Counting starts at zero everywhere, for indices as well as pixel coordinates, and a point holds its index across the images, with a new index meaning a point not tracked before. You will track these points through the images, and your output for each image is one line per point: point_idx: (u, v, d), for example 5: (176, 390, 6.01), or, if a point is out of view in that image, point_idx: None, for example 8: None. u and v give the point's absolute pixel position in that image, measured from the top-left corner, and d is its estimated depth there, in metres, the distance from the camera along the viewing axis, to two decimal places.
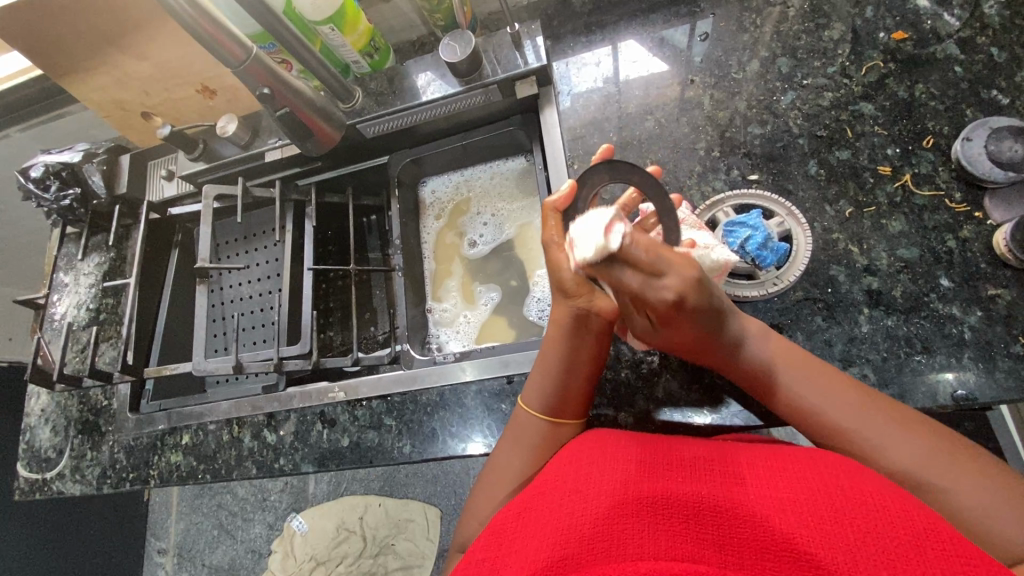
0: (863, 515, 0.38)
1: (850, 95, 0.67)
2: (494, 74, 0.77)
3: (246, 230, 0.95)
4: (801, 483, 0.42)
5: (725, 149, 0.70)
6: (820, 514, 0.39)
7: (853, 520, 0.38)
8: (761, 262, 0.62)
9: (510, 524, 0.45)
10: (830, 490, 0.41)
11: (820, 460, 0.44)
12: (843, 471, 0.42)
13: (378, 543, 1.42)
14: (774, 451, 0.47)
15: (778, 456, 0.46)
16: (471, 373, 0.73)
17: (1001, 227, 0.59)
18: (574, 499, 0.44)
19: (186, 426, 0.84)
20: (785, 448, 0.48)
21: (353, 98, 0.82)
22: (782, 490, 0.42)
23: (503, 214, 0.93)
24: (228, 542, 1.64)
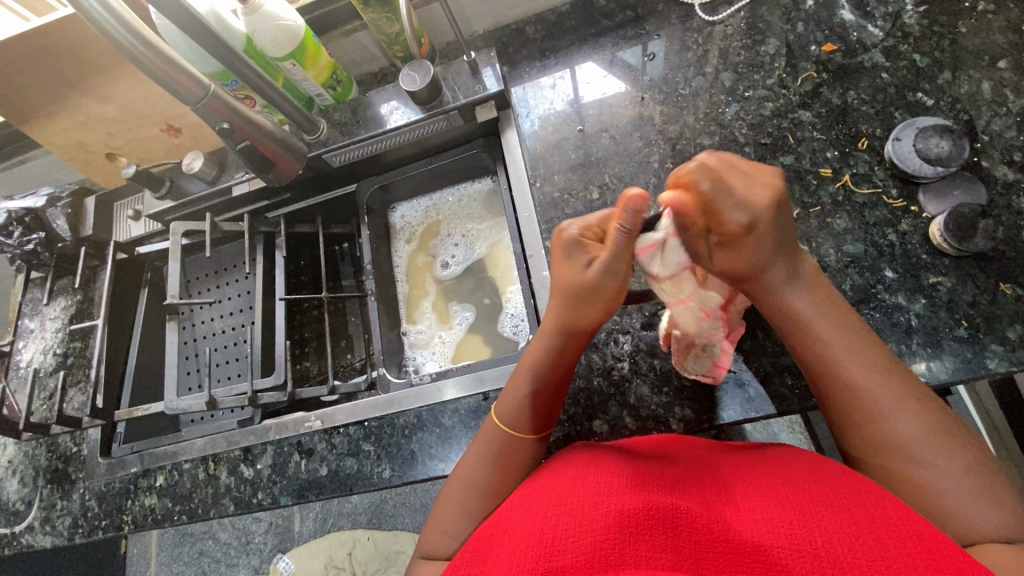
0: (826, 517, 0.40)
1: (789, 104, 0.71)
2: (455, 100, 0.80)
3: (216, 264, 0.95)
4: (773, 491, 0.44)
5: (677, 161, 0.74)
6: (788, 519, 0.41)
7: (818, 523, 0.40)
8: None
9: (494, 550, 0.45)
10: (802, 497, 0.43)
11: (791, 472, 0.46)
12: (809, 479, 0.45)
13: None
14: (752, 465, 0.49)
15: (754, 470, 0.48)
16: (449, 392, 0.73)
17: (935, 219, 0.62)
18: (557, 514, 0.45)
19: (161, 466, 0.82)
20: (756, 459, 0.50)
21: (317, 129, 0.84)
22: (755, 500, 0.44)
23: (473, 235, 0.95)
24: None
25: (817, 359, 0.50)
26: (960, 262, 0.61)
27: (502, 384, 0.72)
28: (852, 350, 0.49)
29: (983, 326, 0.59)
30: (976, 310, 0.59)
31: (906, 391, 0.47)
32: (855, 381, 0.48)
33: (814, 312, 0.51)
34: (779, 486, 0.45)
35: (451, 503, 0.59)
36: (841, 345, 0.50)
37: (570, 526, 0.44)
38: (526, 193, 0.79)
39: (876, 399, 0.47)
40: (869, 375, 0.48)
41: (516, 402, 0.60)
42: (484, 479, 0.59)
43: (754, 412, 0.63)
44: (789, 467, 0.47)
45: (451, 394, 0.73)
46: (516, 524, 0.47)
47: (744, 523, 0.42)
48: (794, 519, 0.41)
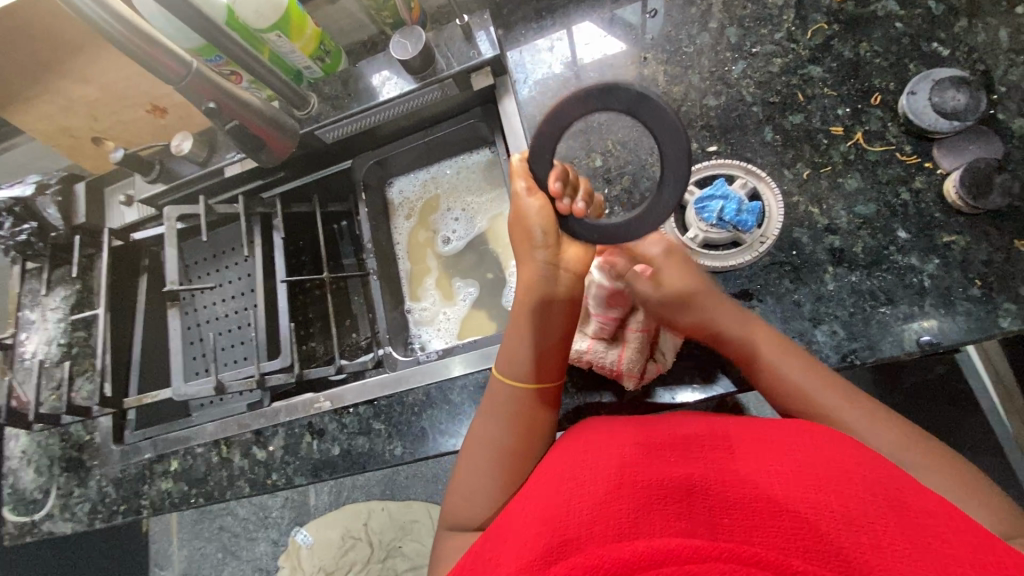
0: (842, 487, 0.41)
1: (798, 60, 0.68)
2: (449, 67, 0.77)
3: (214, 247, 0.94)
4: (785, 457, 0.45)
5: (683, 124, 0.71)
6: (803, 484, 0.41)
7: (834, 490, 0.40)
8: (744, 226, 0.62)
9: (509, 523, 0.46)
10: (820, 467, 0.43)
11: (803, 439, 0.47)
12: (818, 449, 0.46)
13: (386, 547, 1.42)
14: (763, 430, 0.50)
15: (767, 436, 0.48)
16: (455, 368, 0.73)
17: (950, 175, 0.60)
18: (572, 488, 0.45)
19: (174, 451, 0.83)
20: (765, 427, 0.50)
21: (308, 105, 0.82)
22: (771, 465, 0.44)
23: (473, 208, 0.93)
24: (233, 562, 1.63)
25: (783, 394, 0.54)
26: (974, 220, 0.60)
27: None
28: (802, 369, 0.54)
29: (997, 284, 0.58)
30: (991, 268, 0.58)
31: (860, 407, 0.51)
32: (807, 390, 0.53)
33: (763, 342, 0.56)
34: (795, 452, 0.45)
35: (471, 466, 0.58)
36: (812, 371, 0.54)
37: (586, 497, 0.44)
38: None
39: (845, 423, 0.51)
40: (830, 402, 0.52)
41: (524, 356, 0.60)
42: (513, 440, 0.58)
43: None
44: (810, 434, 0.48)
45: (458, 370, 0.73)
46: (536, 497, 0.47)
47: (760, 485, 0.42)
48: (811, 488, 0.41)
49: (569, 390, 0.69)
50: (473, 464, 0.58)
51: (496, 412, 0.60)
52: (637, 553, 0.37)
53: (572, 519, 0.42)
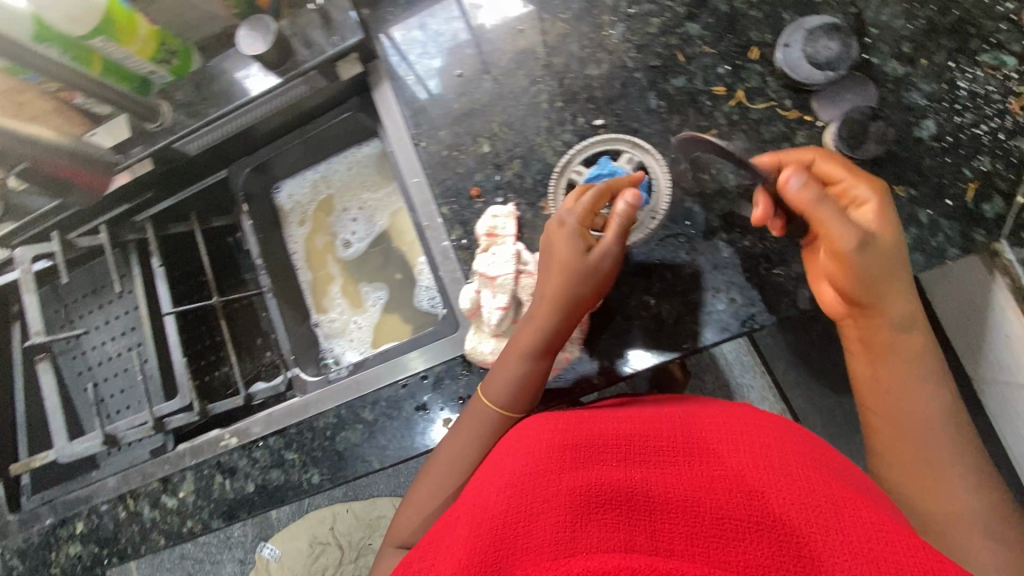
0: (784, 486, 0.41)
1: (675, 18, 0.65)
2: (309, 58, 0.69)
3: (93, 282, 0.85)
4: (729, 456, 0.46)
5: (566, 97, 0.67)
6: (743, 487, 0.42)
7: (776, 492, 0.41)
8: None
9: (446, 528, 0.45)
10: (762, 465, 0.44)
11: (754, 431, 0.48)
12: (762, 442, 0.46)
13: (356, 547, 1.39)
14: (711, 420, 0.50)
15: (716, 428, 0.49)
16: (415, 362, 0.69)
17: (829, 127, 0.59)
18: (511, 492, 0.44)
19: (78, 512, 0.76)
20: (718, 419, 0.51)
21: (160, 116, 0.73)
22: (715, 467, 0.45)
23: (371, 206, 0.88)
24: None
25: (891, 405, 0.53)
26: (856, 170, 0.59)
27: (446, 355, 0.68)
28: (920, 391, 0.52)
29: None
30: None
31: (957, 448, 0.51)
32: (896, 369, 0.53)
33: (907, 345, 0.52)
34: (743, 451, 0.46)
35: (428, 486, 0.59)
36: (939, 401, 0.52)
37: (526, 504, 0.43)
38: (412, 157, 0.71)
39: (951, 471, 0.50)
40: (952, 444, 0.51)
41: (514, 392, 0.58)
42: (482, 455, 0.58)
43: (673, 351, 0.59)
44: (760, 431, 0.48)
45: (417, 363, 0.69)
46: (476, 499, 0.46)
47: (700, 491, 0.42)
48: (752, 491, 0.42)
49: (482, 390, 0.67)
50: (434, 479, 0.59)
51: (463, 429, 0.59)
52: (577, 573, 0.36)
53: (501, 526, 0.42)
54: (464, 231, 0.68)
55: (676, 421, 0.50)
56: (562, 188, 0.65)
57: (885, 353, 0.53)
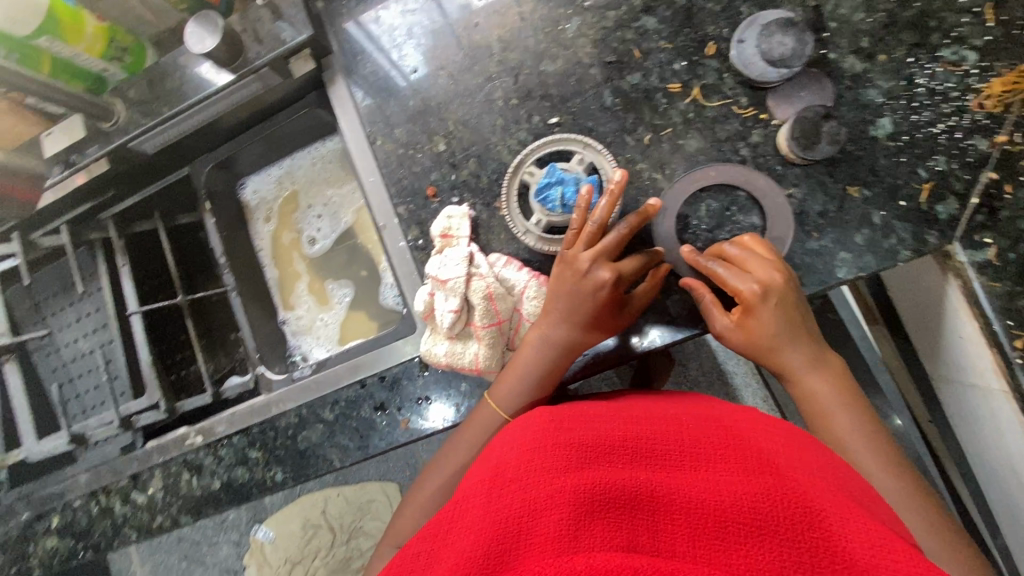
0: (795, 490, 0.40)
1: (632, 11, 0.63)
2: (259, 56, 0.67)
3: (61, 280, 0.85)
4: (738, 461, 0.44)
5: (522, 95, 0.66)
6: (752, 491, 0.40)
7: (784, 495, 0.39)
8: None
9: (455, 515, 0.43)
10: (770, 471, 0.42)
11: (762, 441, 0.47)
12: (775, 451, 0.45)
13: (347, 529, 1.41)
14: (721, 429, 0.49)
15: (726, 437, 0.48)
16: (410, 348, 0.69)
17: (784, 126, 0.58)
18: (517, 487, 0.42)
19: (53, 507, 0.78)
20: (729, 427, 0.50)
21: (114, 114, 0.72)
22: (724, 473, 0.43)
23: (336, 202, 0.87)
24: (200, 568, 1.56)
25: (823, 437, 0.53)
26: (810, 170, 0.58)
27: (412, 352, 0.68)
28: (833, 417, 0.53)
29: (833, 234, 0.57)
30: (826, 218, 0.58)
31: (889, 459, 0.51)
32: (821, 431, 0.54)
33: (814, 382, 0.54)
34: (754, 458, 0.44)
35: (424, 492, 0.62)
36: (865, 428, 0.52)
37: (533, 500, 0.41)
38: (370, 157, 0.70)
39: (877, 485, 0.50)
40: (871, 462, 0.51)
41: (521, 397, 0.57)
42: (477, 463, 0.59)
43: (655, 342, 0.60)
44: (775, 442, 0.47)
45: (407, 351, 0.69)
46: (477, 489, 0.44)
47: (707, 494, 0.41)
48: (761, 493, 0.40)
49: (442, 391, 0.67)
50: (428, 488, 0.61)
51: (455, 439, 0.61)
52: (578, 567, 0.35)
53: (506, 522, 0.40)
54: (421, 231, 0.68)
55: (686, 430, 0.49)
56: (515, 188, 0.64)
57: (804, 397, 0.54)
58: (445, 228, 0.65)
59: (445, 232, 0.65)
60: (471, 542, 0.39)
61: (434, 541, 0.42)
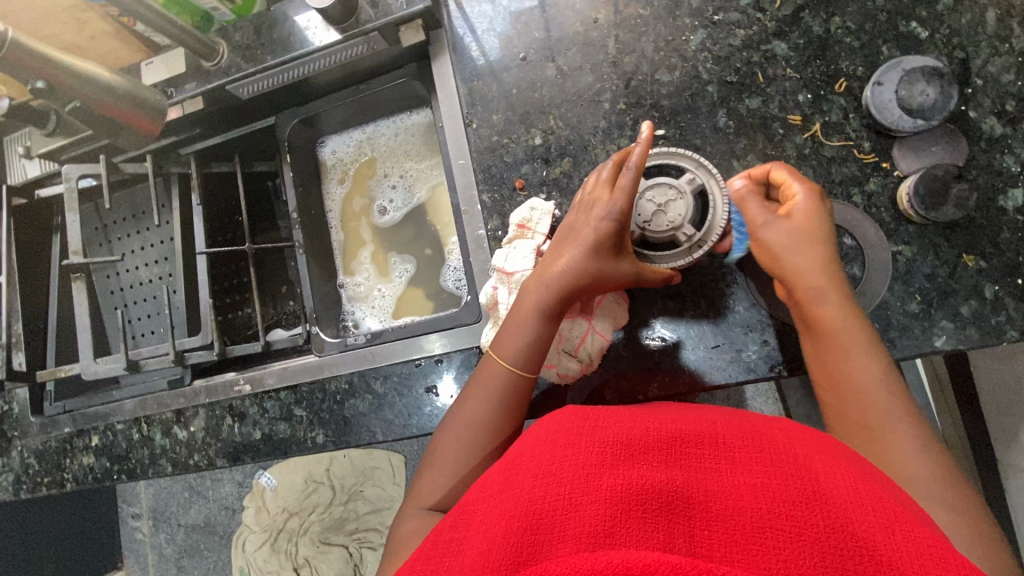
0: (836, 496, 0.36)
1: (763, 33, 0.61)
2: (373, 18, 0.67)
3: (133, 207, 0.86)
4: (771, 461, 0.40)
5: (631, 100, 0.64)
6: (790, 497, 0.37)
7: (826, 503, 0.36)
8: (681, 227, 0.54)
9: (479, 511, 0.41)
10: (808, 475, 0.38)
11: (797, 439, 0.42)
12: (813, 450, 0.41)
13: (347, 490, 1.40)
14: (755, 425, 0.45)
15: (762, 434, 0.43)
16: (437, 344, 0.69)
17: (906, 180, 0.55)
18: (547, 481, 0.40)
19: (95, 427, 0.81)
20: (762, 421, 0.45)
21: (218, 55, 0.72)
22: (757, 471, 0.39)
23: (412, 175, 0.87)
24: (200, 501, 1.55)
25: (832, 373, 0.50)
26: (925, 230, 0.55)
27: (466, 343, 0.68)
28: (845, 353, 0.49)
29: (938, 301, 0.55)
30: (933, 283, 0.55)
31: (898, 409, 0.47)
32: (864, 399, 0.48)
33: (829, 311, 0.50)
34: (789, 457, 0.40)
35: (452, 449, 0.56)
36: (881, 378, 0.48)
37: (562, 496, 0.39)
38: (462, 137, 0.69)
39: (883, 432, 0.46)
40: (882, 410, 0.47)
41: (519, 351, 0.56)
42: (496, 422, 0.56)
43: (724, 376, 0.60)
44: (811, 441, 0.42)
45: (436, 346, 0.68)
46: (508, 481, 0.42)
47: (744, 497, 0.37)
48: (801, 500, 0.36)
49: None
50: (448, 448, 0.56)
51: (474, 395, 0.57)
52: (613, 568, 0.32)
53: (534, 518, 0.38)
54: (502, 222, 0.67)
55: (718, 424, 0.45)
56: None
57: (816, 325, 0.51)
58: (523, 216, 0.63)
59: (523, 221, 0.63)
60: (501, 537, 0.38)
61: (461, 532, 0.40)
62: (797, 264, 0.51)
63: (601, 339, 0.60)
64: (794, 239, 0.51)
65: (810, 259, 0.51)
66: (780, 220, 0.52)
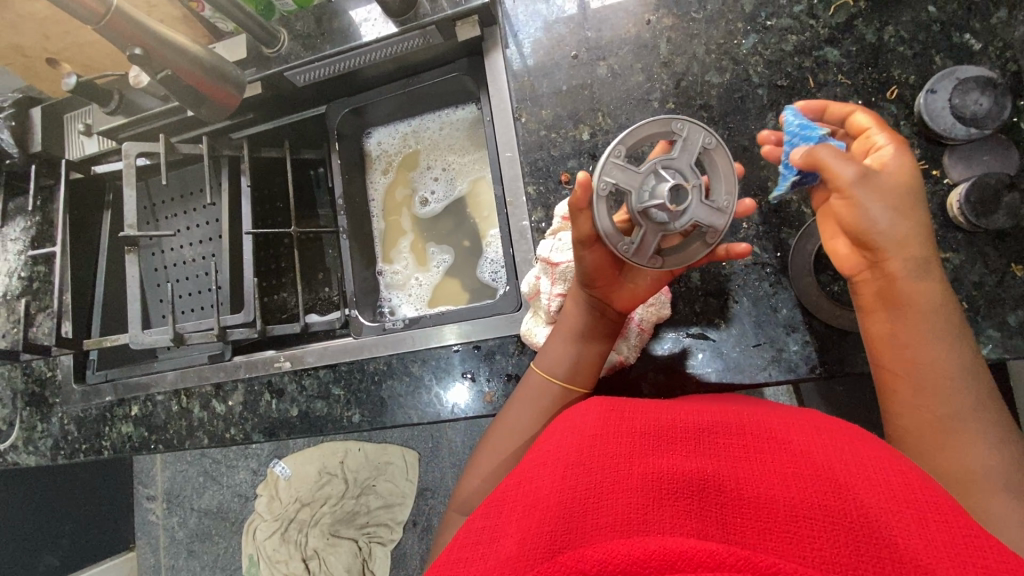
0: (867, 486, 0.36)
1: (815, 39, 0.62)
2: (432, 12, 0.69)
3: (184, 187, 0.89)
4: (800, 455, 0.40)
5: (680, 100, 0.65)
6: (821, 488, 0.37)
7: (857, 493, 0.36)
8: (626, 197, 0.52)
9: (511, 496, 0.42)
10: (838, 467, 0.38)
11: (824, 432, 0.42)
12: (841, 442, 0.41)
13: (360, 485, 1.38)
14: (778, 421, 0.45)
15: (789, 425, 0.44)
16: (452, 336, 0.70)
17: (956, 187, 0.56)
18: (578, 470, 0.40)
19: (135, 397, 0.83)
20: (790, 416, 0.46)
21: (278, 42, 0.74)
22: (786, 464, 0.39)
23: (454, 168, 0.89)
24: (214, 487, 1.56)
25: (912, 356, 0.47)
26: (973, 238, 0.56)
27: (489, 335, 0.69)
28: (932, 338, 0.46)
29: (985, 308, 0.55)
30: (981, 291, 0.55)
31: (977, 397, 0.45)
32: (933, 382, 0.46)
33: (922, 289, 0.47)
34: (817, 450, 0.40)
35: (493, 450, 0.58)
36: (967, 370, 0.46)
37: (592, 483, 0.39)
38: (510, 130, 0.71)
39: (958, 420, 0.45)
40: (958, 398, 0.45)
41: (571, 360, 0.58)
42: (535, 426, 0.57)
43: (761, 377, 0.60)
44: (838, 434, 0.42)
45: (450, 338, 0.70)
46: (536, 474, 0.42)
47: (774, 489, 0.37)
48: (831, 491, 0.36)
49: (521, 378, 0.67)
50: (489, 450, 0.58)
51: (520, 405, 0.59)
52: (646, 552, 0.31)
53: (568, 503, 0.38)
54: (546, 214, 0.68)
55: (740, 417, 0.45)
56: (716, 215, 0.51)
57: (907, 300, 0.47)
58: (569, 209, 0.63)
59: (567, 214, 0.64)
60: (533, 529, 0.37)
61: (496, 515, 0.41)
62: (894, 228, 0.47)
63: (642, 332, 0.62)
64: (890, 203, 0.47)
65: (904, 218, 0.47)
66: (875, 173, 0.47)
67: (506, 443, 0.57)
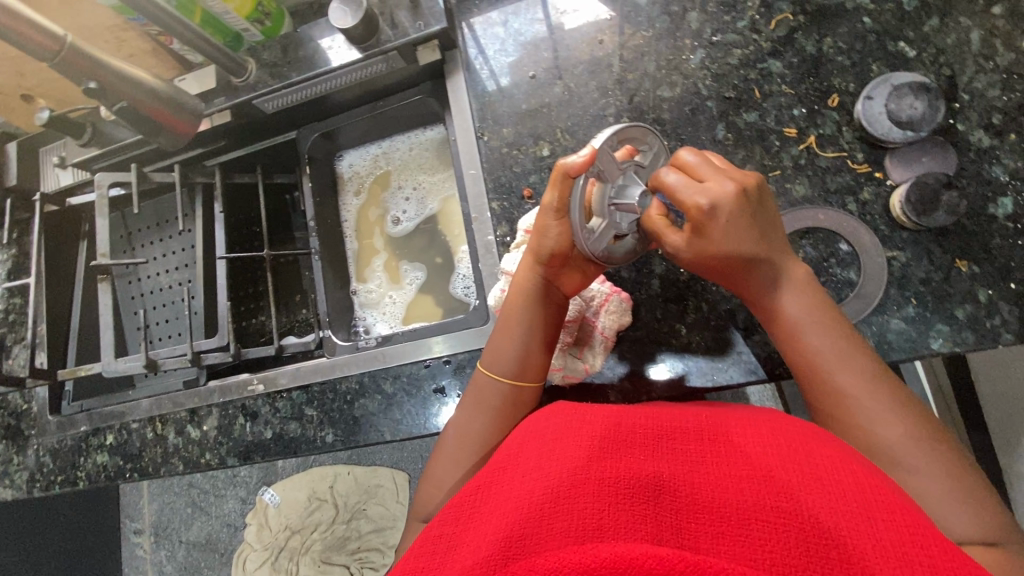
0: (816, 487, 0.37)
1: (759, 52, 0.64)
2: (392, 38, 0.71)
3: (159, 215, 0.90)
4: (756, 457, 0.40)
5: (634, 115, 0.67)
6: (771, 488, 0.37)
7: (807, 495, 0.36)
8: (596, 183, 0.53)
9: (470, 503, 0.41)
10: (791, 467, 0.39)
11: (780, 432, 0.43)
12: (797, 441, 0.41)
13: (350, 509, 1.37)
14: (735, 423, 0.45)
15: (744, 426, 0.44)
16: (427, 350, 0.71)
17: (898, 188, 0.58)
18: (535, 476, 0.40)
19: (110, 425, 0.83)
20: (748, 418, 0.46)
21: (245, 72, 0.76)
22: (741, 465, 0.40)
23: (425, 187, 0.90)
24: (202, 518, 1.54)
25: (800, 357, 0.50)
26: (918, 237, 0.58)
27: (460, 348, 0.70)
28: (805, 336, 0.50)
29: (933, 304, 0.56)
30: (928, 287, 0.57)
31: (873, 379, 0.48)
32: (823, 378, 0.49)
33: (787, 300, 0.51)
34: (771, 450, 0.41)
35: (449, 456, 0.58)
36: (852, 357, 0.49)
37: (550, 484, 0.39)
38: (473, 147, 0.72)
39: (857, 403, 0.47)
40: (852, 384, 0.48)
41: (515, 353, 0.58)
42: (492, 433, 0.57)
43: (722, 378, 0.61)
44: (793, 433, 0.43)
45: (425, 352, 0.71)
46: (496, 484, 0.42)
47: (728, 491, 0.38)
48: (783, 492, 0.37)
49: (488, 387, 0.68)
50: (447, 455, 0.58)
51: (472, 407, 0.59)
52: (598, 558, 0.32)
53: (526, 510, 0.38)
54: (510, 228, 0.70)
55: (699, 417, 0.46)
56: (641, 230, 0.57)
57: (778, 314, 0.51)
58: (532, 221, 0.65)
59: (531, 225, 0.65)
60: (490, 535, 0.37)
61: (455, 522, 0.40)
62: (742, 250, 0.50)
63: (606, 339, 0.62)
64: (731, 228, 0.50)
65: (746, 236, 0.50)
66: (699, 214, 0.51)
67: (463, 449, 0.57)
